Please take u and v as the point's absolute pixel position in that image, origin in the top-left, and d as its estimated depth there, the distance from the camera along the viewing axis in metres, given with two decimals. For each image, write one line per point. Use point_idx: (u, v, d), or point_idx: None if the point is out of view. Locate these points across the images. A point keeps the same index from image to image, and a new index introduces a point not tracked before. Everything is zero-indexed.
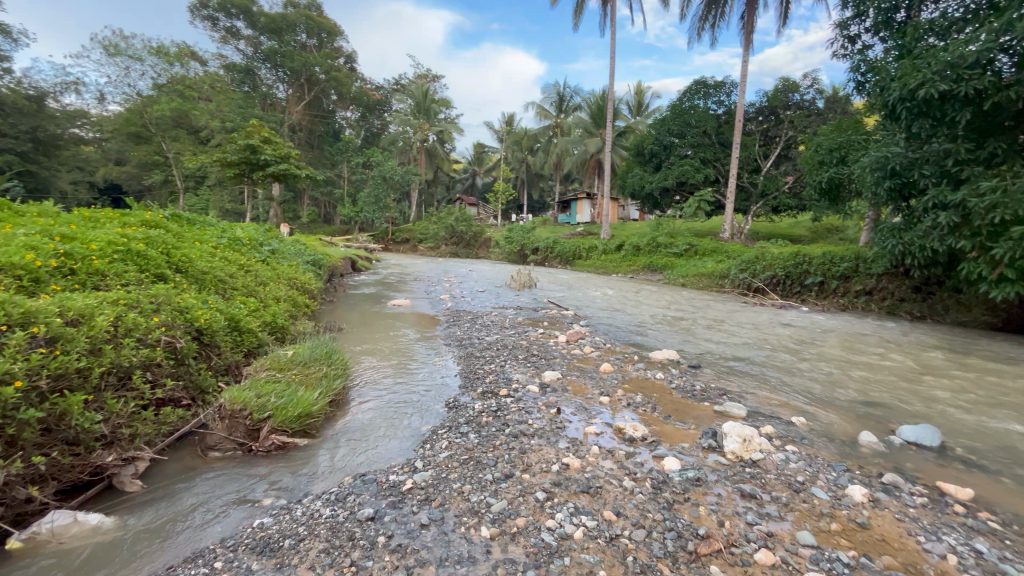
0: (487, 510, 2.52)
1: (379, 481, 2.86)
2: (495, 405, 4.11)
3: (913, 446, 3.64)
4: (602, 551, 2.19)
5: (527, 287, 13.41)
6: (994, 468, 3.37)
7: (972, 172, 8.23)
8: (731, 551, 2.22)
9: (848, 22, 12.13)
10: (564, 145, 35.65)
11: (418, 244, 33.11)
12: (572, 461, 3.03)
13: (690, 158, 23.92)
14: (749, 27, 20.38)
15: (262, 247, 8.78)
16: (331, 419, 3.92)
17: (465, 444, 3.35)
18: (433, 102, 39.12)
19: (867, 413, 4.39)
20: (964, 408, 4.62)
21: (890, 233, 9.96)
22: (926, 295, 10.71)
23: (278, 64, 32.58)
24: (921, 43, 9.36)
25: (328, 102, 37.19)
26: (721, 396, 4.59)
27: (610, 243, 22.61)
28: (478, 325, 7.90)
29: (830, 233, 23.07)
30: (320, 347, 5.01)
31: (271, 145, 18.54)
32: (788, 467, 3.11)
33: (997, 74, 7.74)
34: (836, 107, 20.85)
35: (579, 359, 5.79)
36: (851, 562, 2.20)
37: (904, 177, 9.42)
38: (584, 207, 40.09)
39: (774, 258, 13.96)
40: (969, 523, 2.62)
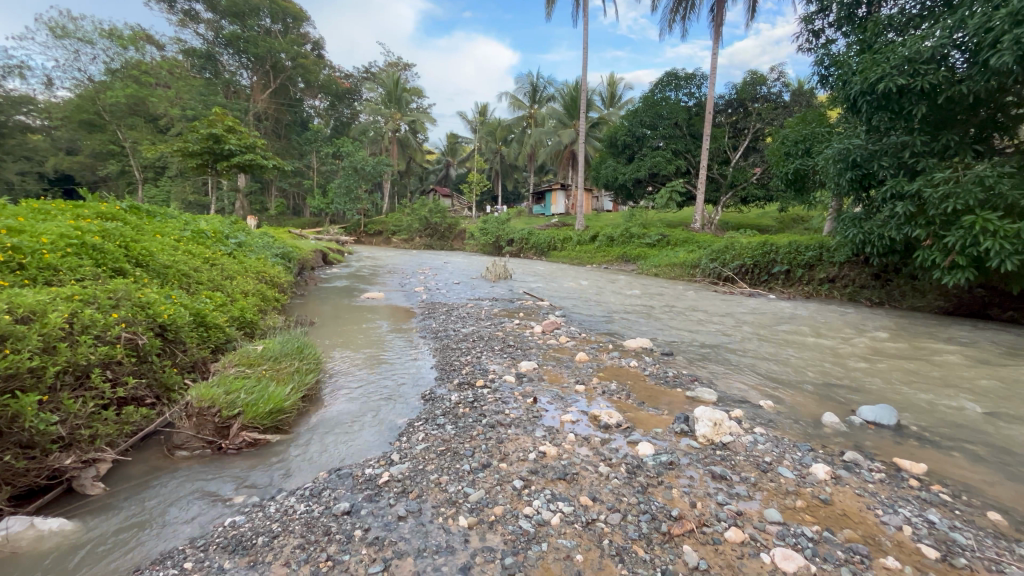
0: (465, 500, 2.52)
1: (355, 475, 2.83)
2: (471, 396, 4.11)
3: (871, 426, 3.83)
4: (579, 535, 2.23)
5: (503, 278, 13.40)
6: (945, 443, 3.56)
7: (927, 164, 8.61)
8: (703, 530, 2.29)
9: (813, 17, 12.45)
10: (538, 136, 35.57)
11: (392, 236, 32.70)
12: (549, 449, 3.06)
13: (662, 149, 24.24)
14: (718, 20, 20.71)
15: (228, 239, 8.49)
16: (304, 414, 3.85)
17: (442, 436, 3.34)
18: (404, 91, 38.46)
19: (830, 394, 4.57)
20: (918, 388, 4.87)
21: (851, 222, 10.34)
22: (884, 282, 11.19)
23: (241, 49, 31.33)
24: (881, 38, 9.69)
25: (295, 90, 36.09)
26: (693, 382, 4.71)
27: (585, 234, 22.80)
28: (454, 316, 7.86)
29: (796, 223, 23.79)
30: (291, 342, 4.90)
31: (235, 134, 17.89)
32: (756, 448, 3.23)
33: (951, 70, 8.10)
34: (801, 100, 21.42)
35: (555, 348, 5.84)
36: (815, 536, 2.30)
37: (864, 168, 9.77)
38: (558, 198, 40.18)
39: (743, 247, 14.32)
40: (922, 495, 2.77)
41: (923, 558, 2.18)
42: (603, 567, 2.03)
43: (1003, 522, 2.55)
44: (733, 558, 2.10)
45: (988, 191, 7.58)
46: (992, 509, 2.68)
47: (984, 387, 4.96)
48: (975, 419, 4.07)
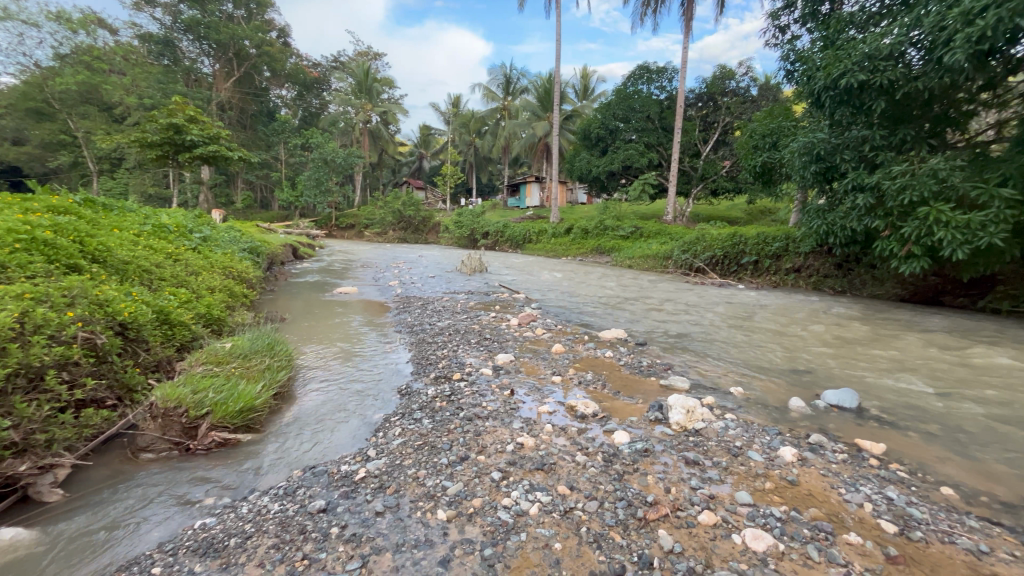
0: (443, 493, 2.51)
1: (331, 472, 2.78)
2: (448, 390, 4.09)
3: (834, 408, 3.99)
4: (557, 524, 2.25)
5: (478, 271, 13.35)
6: (902, 424, 3.75)
7: (886, 157, 8.97)
8: (676, 515, 2.35)
9: (779, 13, 12.76)
10: (512, 128, 35.45)
11: (365, 230, 32.18)
12: (526, 440, 3.07)
13: (635, 142, 24.53)
14: (688, 15, 21.01)
15: (192, 234, 8.18)
16: (276, 413, 3.76)
17: (419, 430, 3.32)
18: (375, 81, 37.80)
19: (796, 379, 4.75)
20: (877, 372, 5.11)
21: (816, 213, 10.70)
22: (846, 271, 11.65)
23: (201, 35, 30.08)
24: (843, 35, 10.01)
25: (260, 79, 34.90)
26: (666, 370, 4.81)
27: (560, 227, 22.91)
28: (430, 310, 7.79)
29: (763, 215, 24.49)
30: (261, 338, 4.77)
31: (198, 125, 17.18)
32: (726, 434, 3.32)
33: (907, 66, 8.43)
34: (768, 94, 21.98)
35: (531, 341, 5.86)
36: (783, 516, 2.38)
37: (827, 161, 10.11)
38: (533, 190, 40.22)
39: (713, 238, 14.65)
40: (882, 474, 2.91)
41: (883, 533, 2.30)
42: (581, 554, 2.06)
43: (954, 496, 2.71)
44: (707, 540, 2.16)
45: (942, 184, 7.97)
46: (945, 484, 2.84)
47: (937, 369, 5.24)
48: (928, 400, 4.30)
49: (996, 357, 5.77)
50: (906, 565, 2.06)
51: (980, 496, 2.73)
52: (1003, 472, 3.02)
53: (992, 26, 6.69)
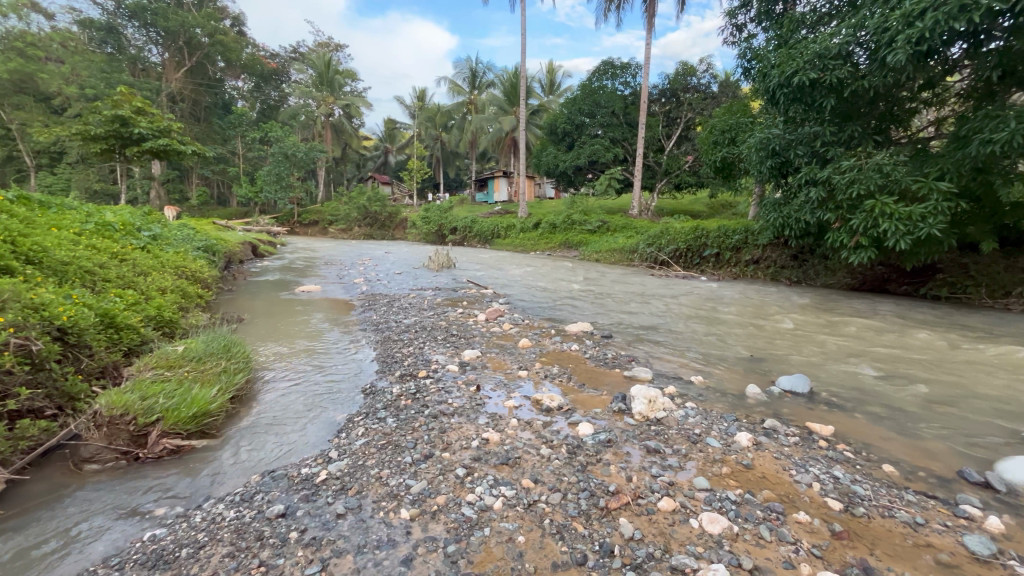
0: (406, 492, 2.49)
1: (291, 476, 2.72)
2: (413, 388, 4.05)
3: (788, 394, 4.18)
4: (521, 517, 2.27)
5: (446, 267, 13.26)
6: (850, 406, 3.96)
7: (836, 152, 9.41)
8: (637, 502, 2.40)
9: (735, 12, 13.14)
10: (478, 123, 35.25)
11: (329, 226, 31.41)
12: (491, 436, 3.08)
13: (600, 137, 24.82)
14: (650, 11, 21.34)
15: (140, 232, 7.77)
16: (233, 416, 3.63)
17: (383, 429, 3.28)
18: (336, 73, 36.85)
19: (753, 367, 4.93)
20: (828, 358, 5.36)
21: (773, 207, 11.10)
22: (801, 262, 12.15)
23: (148, 22, 28.50)
24: (796, 35, 10.41)
25: (214, 69, 33.42)
26: (630, 362, 4.91)
27: (528, 222, 23.01)
28: (396, 307, 7.67)
29: (724, 209, 25.22)
30: (217, 340, 4.59)
31: (146, 117, 16.34)
32: (686, 422, 3.42)
33: (854, 65, 8.85)
34: (727, 91, 22.60)
35: (498, 336, 5.86)
36: (738, 499, 2.48)
37: (782, 156, 10.50)
38: (501, 185, 40.16)
39: (677, 232, 15.01)
40: (830, 454, 3.06)
41: (829, 511, 2.42)
42: (543, 546, 2.08)
43: (895, 473, 2.88)
44: (666, 526, 2.22)
45: (886, 178, 8.42)
46: (887, 462, 3.02)
47: (883, 354, 5.54)
48: (874, 383, 4.56)
49: (936, 341, 6.14)
50: (849, 540, 2.18)
51: (919, 472, 2.92)
52: (938, 448, 3.24)
53: (930, 28, 7.10)
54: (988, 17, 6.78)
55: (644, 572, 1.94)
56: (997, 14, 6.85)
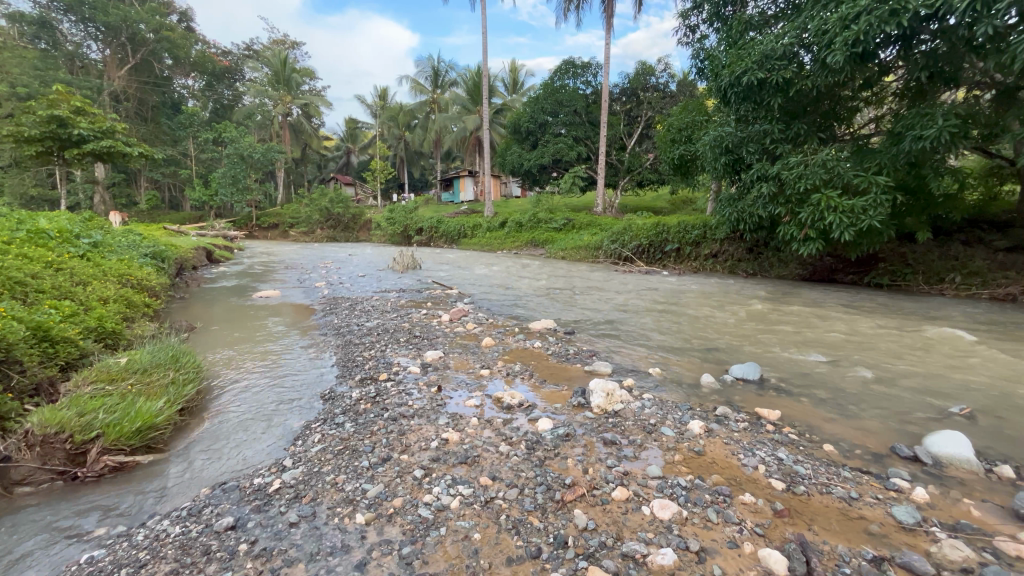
0: (362, 497, 2.46)
1: (242, 487, 2.64)
2: (373, 391, 4.00)
3: (739, 381, 4.36)
4: (477, 515, 2.29)
5: (411, 268, 13.12)
6: (796, 391, 4.17)
7: (784, 149, 9.85)
8: (592, 493, 2.46)
9: (688, 13, 13.54)
10: (442, 121, 34.97)
11: (289, 229, 30.52)
12: (450, 435, 3.08)
13: (564, 136, 25.11)
14: (608, 12, 21.70)
15: (78, 239, 7.34)
16: (182, 429, 3.50)
17: (340, 434, 3.23)
18: (293, 71, 35.78)
19: (709, 357, 5.11)
20: (779, 345, 5.61)
21: (727, 202, 11.50)
22: (756, 255, 12.62)
23: (86, 17, 26.90)
24: (745, 35, 10.81)
25: (161, 67, 31.89)
26: (590, 357, 5.01)
27: (494, 221, 23.01)
28: (358, 310, 7.53)
29: (685, 205, 25.95)
30: (163, 350, 4.40)
31: (86, 117, 15.46)
32: (643, 413, 3.52)
33: (798, 66, 9.29)
34: (685, 91, 23.25)
35: (461, 336, 5.86)
36: (688, 484, 2.57)
37: (735, 153, 10.89)
38: (466, 184, 39.98)
39: (640, 228, 15.36)
40: (776, 437, 3.21)
41: (772, 490, 2.55)
42: (498, 541, 2.11)
43: (834, 452, 3.05)
44: (619, 515, 2.29)
45: (830, 173, 8.89)
46: (828, 442, 3.19)
47: (829, 340, 5.85)
48: (819, 368, 4.80)
49: (877, 326, 6.52)
50: (789, 517, 2.30)
51: (857, 450, 3.10)
52: (874, 427, 3.45)
53: (864, 31, 7.54)
54: (916, 21, 7.25)
55: (596, 561, 1.99)
56: (925, 18, 7.31)
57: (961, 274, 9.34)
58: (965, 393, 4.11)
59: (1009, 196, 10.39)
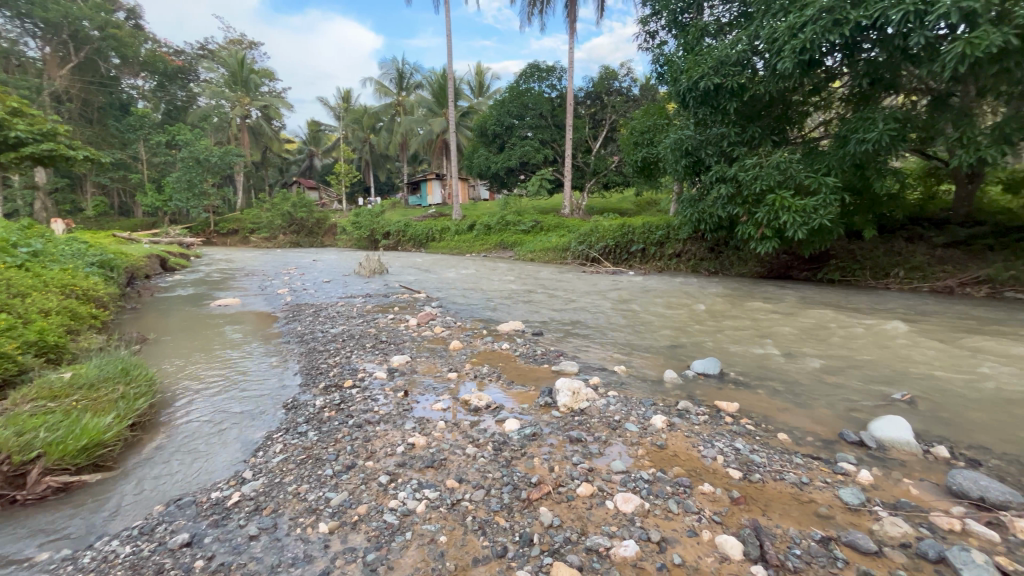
0: (326, 506, 2.42)
1: (199, 502, 2.55)
2: (338, 398, 3.93)
3: (701, 376, 4.50)
4: (444, 518, 2.28)
5: (378, 273, 12.92)
6: (753, 383, 4.34)
7: (740, 152, 10.23)
8: (558, 491, 2.50)
9: (648, 19, 13.91)
10: (408, 124, 34.65)
11: (250, 235, 29.51)
12: (417, 440, 3.06)
13: (530, 139, 25.32)
14: (572, 17, 22.04)
15: (16, 248, 6.90)
16: (134, 445, 3.34)
17: (303, 443, 3.16)
18: (251, 72, 34.73)
19: (672, 354, 5.26)
20: (738, 340, 5.82)
21: (689, 203, 11.79)
22: (718, 254, 13.04)
23: (23, 12, 25.33)
24: (702, 41, 11.17)
25: (107, 66, 30.32)
26: (558, 357, 5.07)
27: (462, 224, 22.91)
28: (322, 317, 7.35)
29: (649, 207, 26.59)
30: (112, 364, 4.19)
31: (25, 118, 14.54)
32: (608, 410, 3.59)
33: (752, 72, 9.68)
34: (647, 95, 23.88)
35: (429, 340, 5.82)
36: (651, 478, 2.64)
37: (694, 156, 11.18)
38: (434, 187, 39.71)
39: (606, 229, 15.63)
40: (735, 429, 3.33)
41: (730, 479, 2.66)
42: (465, 543, 2.11)
43: (787, 440, 3.20)
44: (584, 510, 2.33)
45: (783, 174, 9.30)
46: (783, 431, 3.33)
47: (785, 333, 6.11)
48: (775, 360, 5.01)
49: (829, 319, 6.85)
50: (745, 504, 2.40)
51: (808, 437, 3.26)
52: (825, 415, 3.63)
53: (810, 40, 7.96)
54: (857, 31, 7.71)
55: (561, 556, 2.02)
56: (864, 29, 7.76)
57: (904, 269, 9.92)
58: (907, 381, 4.38)
59: (946, 195, 11.11)
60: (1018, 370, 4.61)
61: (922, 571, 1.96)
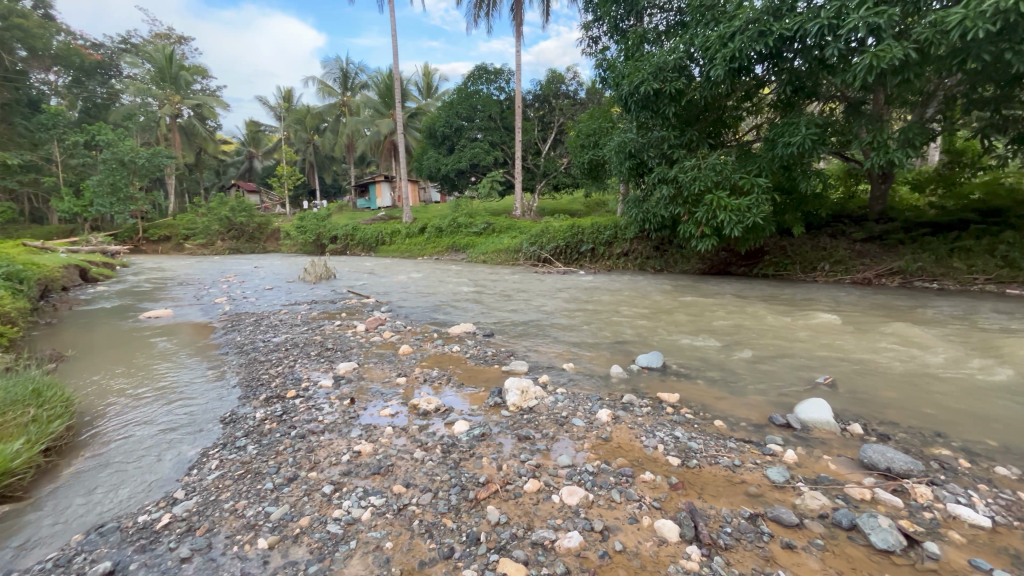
0: (265, 520, 2.33)
1: (124, 528, 2.39)
2: (280, 410, 3.78)
3: (645, 369, 4.68)
4: (389, 524, 2.26)
5: (324, 279, 12.50)
6: (692, 374, 4.57)
7: (680, 154, 10.68)
8: (506, 488, 2.53)
9: (591, 26, 14.31)
10: (354, 125, 33.77)
11: (185, 242, 27.73)
12: (363, 447, 3.00)
13: (480, 141, 25.38)
14: (518, 20, 22.27)
15: None
16: (48, 473, 3.07)
17: (241, 458, 3.02)
18: (181, 68, 32.71)
19: (618, 350, 5.44)
20: (680, 334, 6.10)
21: (634, 204, 12.17)
22: (662, 252, 13.57)
23: None
24: (642, 47, 11.61)
25: (13, 59, 27.32)
26: (508, 357, 5.11)
27: (412, 227, 22.53)
28: (264, 326, 7.04)
29: (598, 207, 27.30)
30: (21, 384, 3.82)
31: None
32: (555, 406, 3.68)
33: (688, 78, 10.17)
34: (593, 98, 24.52)
35: (378, 345, 5.71)
36: (595, 470, 2.73)
37: (638, 158, 11.57)
38: (383, 190, 38.94)
39: (556, 230, 15.89)
40: (674, 418, 3.50)
41: (669, 466, 2.79)
42: (412, 547, 2.10)
43: (722, 426, 3.39)
44: (530, 506, 2.38)
45: (719, 175, 9.84)
46: (718, 418, 3.53)
47: (724, 326, 6.46)
48: (712, 352, 5.30)
49: (764, 312, 7.29)
50: (683, 489, 2.53)
51: (741, 422, 3.46)
52: (757, 401, 3.88)
53: (739, 49, 8.51)
54: (780, 41, 8.28)
55: (506, 552, 2.06)
56: (787, 40, 8.35)
57: (829, 263, 10.72)
58: (828, 365, 4.75)
59: (863, 194, 12.12)
60: (921, 351, 5.11)
61: (836, 538, 2.14)
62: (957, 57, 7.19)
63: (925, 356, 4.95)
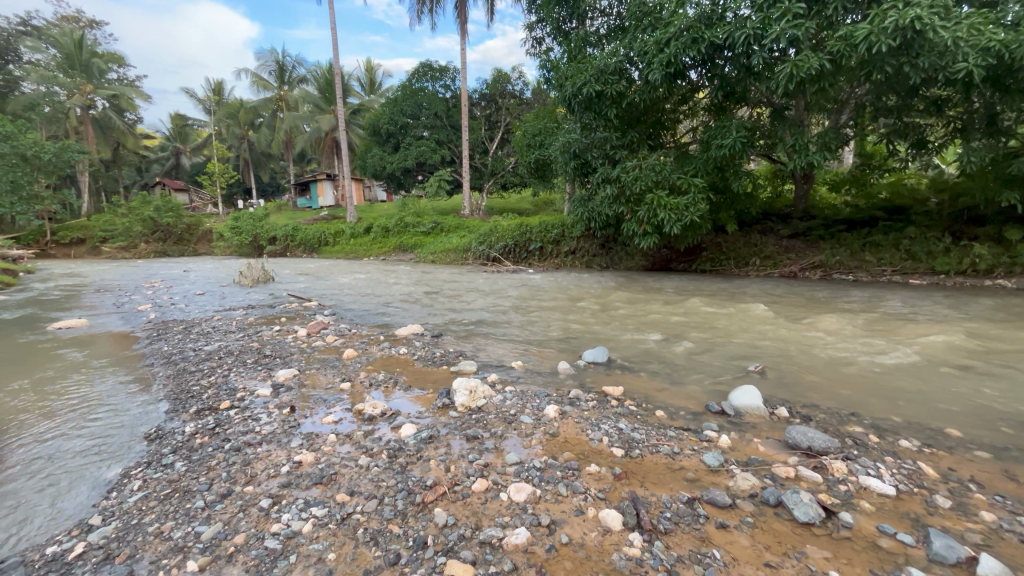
0: (195, 541, 2.19)
1: (28, 562, 2.16)
2: (212, 422, 3.56)
3: (591, 364, 4.80)
4: (332, 534, 2.19)
5: (262, 282, 11.87)
6: (635, 367, 4.74)
7: (622, 155, 11.02)
8: (454, 490, 2.51)
9: (535, 27, 14.47)
10: (291, 120, 31.78)
11: (102, 244, 25.43)
12: (304, 457, 2.88)
13: (426, 139, 25.02)
14: (462, 18, 22.15)
15: None
16: None
17: (168, 476, 2.82)
18: (93, 55, 29.93)
19: (565, 346, 5.55)
20: (625, 329, 6.31)
21: (580, 203, 12.41)
22: (608, 249, 13.98)
23: None
24: (585, 50, 11.87)
25: None
26: (456, 358, 5.07)
27: (357, 227, 21.87)
28: (194, 334, 6.58)
29: (546, 206, 27.69)
30: None
31: None
32: (504, 405, 3.69)
33: (628, 81, 10.51)
34: (538, 98, 24.82)
35: (320, 350, 5.50)
36: (542, 465, 2.77)
37: (582, 158, 11.82)
38: (325, 189, 37.57)
39: (505, 229, 15.95)
40: (619, 410, 3.62)
41: (613, 457, 2.88)
42: (356, 556, 2.05)
43: (662, 416, 3.54)
44: (478, 505, 2.37)
45: (659, 175, 10.24)
46: (659, 408, 3.68)
47: (665, 320, 6.74)
48: (654, 345, 5.52)
49: (701, 305, 7.67)
50: (626, 479, 2.61)
51: (680, 411, 3.63)
52: (695, 390, 4.08)
53: (674, 55, 8.92)
54: (711, 48, 8.75)
55: (454, 554, 2.04)
56: (717, 48, 8.83)
57: (760, 258, 11.43)
58: (758, 354, 5.08)
59: (788, 194, 13.02)
60: (838, 338, 5.56)
61: (765, 515, 2.29)
62: (865, 68, 7.85)
63: (842, 342, 5.40)
